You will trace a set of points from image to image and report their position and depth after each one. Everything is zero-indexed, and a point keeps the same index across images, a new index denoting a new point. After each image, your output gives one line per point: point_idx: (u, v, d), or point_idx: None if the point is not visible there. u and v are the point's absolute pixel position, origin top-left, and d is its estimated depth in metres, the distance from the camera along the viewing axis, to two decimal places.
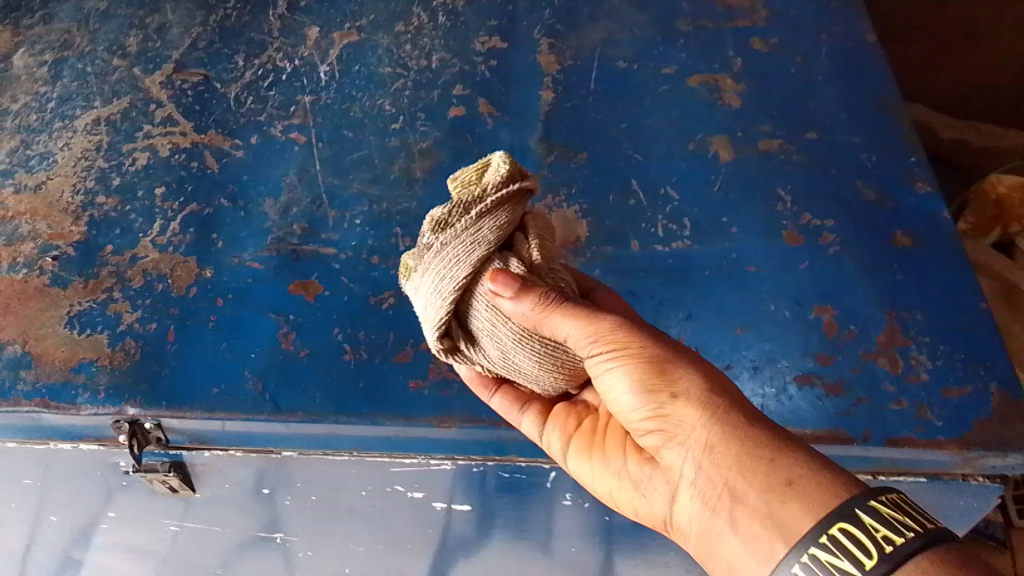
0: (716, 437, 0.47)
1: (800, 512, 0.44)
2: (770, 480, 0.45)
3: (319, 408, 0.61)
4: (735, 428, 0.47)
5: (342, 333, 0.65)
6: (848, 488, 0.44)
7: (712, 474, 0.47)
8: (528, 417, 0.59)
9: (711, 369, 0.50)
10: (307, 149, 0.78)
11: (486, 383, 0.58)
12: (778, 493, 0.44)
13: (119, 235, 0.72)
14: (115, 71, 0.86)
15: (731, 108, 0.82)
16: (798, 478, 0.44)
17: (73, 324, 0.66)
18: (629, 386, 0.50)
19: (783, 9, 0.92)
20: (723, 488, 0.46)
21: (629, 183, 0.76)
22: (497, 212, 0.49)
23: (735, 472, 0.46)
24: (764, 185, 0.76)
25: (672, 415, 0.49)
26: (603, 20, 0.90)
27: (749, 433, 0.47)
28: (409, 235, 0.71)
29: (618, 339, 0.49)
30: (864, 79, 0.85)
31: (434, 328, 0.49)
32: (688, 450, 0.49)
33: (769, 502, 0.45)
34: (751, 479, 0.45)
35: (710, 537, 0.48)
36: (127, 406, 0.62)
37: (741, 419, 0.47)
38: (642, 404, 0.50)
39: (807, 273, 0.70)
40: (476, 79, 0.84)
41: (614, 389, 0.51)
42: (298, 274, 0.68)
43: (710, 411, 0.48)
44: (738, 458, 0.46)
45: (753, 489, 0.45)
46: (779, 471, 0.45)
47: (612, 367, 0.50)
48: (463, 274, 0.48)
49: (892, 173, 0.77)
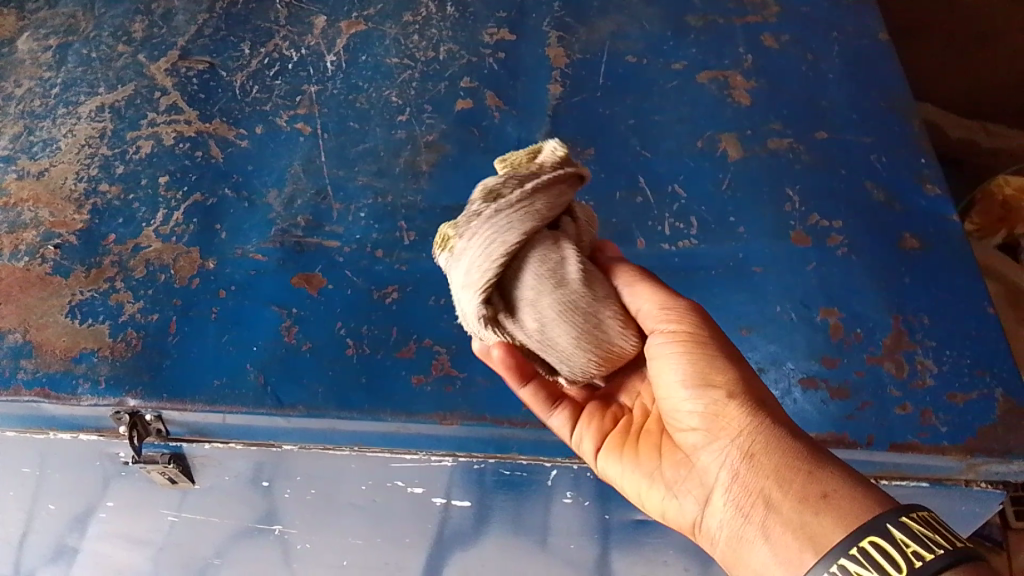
0: (760, 445, 0.50)
1: (833, 525, 0.46)
2: (806, 492, 0.48)
3: (321, 402, 0.61)
4: (779, 438, 0.50)
5: (344, 327, 0.64)
6: (880, 505, 0.46)
7: (749, 481, 0.50)
8: (557, 416, 0.58)
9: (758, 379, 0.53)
10: (313, 139, 0.78)
11: (517, 375, 0.55)
12: (812, 504, 0.47)
13: (122, 224, 0.71)
14: (120, 57, 0.85)
15: (741, 106, 0.81)
16: (833, 492, 0.47)
17: (75, 314, 0.66)
18: (683, 375, 0.52)
19: (795, 6, 0.91)
20: (759, 495, 0.49)
21: (637, 179, 0.75)
22: (551, 189, 0.51)
23: (772, 481, 0.49)
24: (773, 185, 0.75)
25: (720, 415, 0.51)
26: (613, 13, 0.89)
27: (790, 443, 0.50)
28: (414, 229, 0.70)
29: (685, 327, 0.52)
30: (875, 79, 0.84)
31: (479, 292, 0.48)
32: (729, 451, 0.51)
33: (802, 513, 0.47)
34: (787, 492, 0.48)
35: (740, 543, 0.50)
36: (127, 397, 0.61)
37: (786, 430, 0.50)
38: (692, 397, 0.52)
39: (814, 275, 0.69)
40: (484, 71, 0.83)
41: (666, 372, 0.53)
42: (302, 267, 0.68)
43: (758, 414, 0.50)
44: (777, 467, 0.49)
45: (788, 500, 0.48)
46: (815, 484, 0.48)
47: (671, 352, 0.52)
48: (514, 239, 0.49)
49: (902, 174, 0.76)
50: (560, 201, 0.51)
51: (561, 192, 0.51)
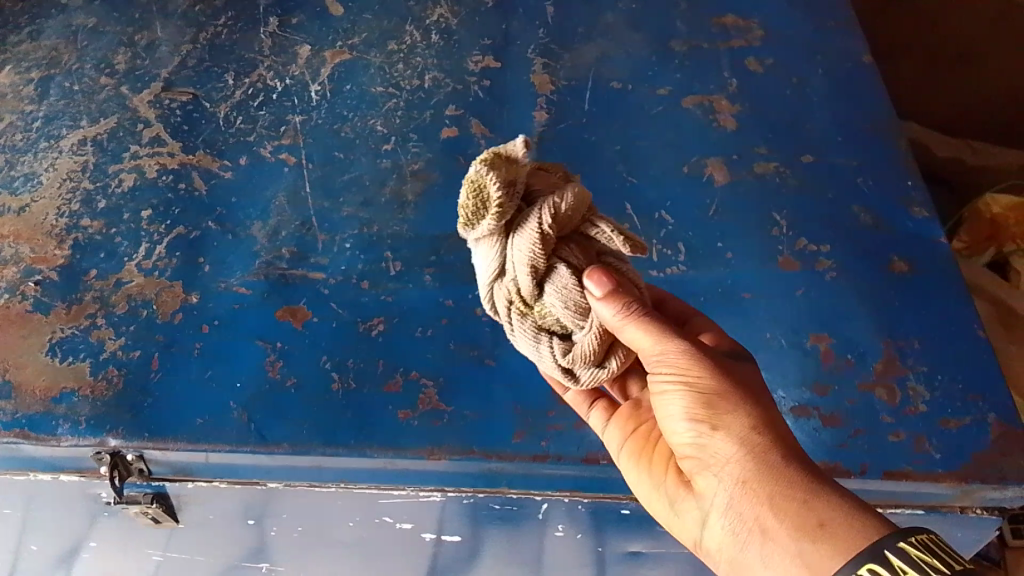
0: (750, 473, 0.48)
1: (830, 554, 0.45)
2: (801, 520, 0.46)
3: (306, 440, 0.60)
4: (770, 468, 0.48)
5: (330, 361, 0.64)
6: (877, 527, 0.45)
7: (744, 509, 0.49)
8: (595, 411, 0.59)
9: (763, 407, 0.50)
10: (297, 170, 0.77)
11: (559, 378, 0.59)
12: (808, 533, 0.46)
13: (104, 259, 0.70)
14: (103, 90, 0.84)
15: (727, 130, 0.81)
16: (830, 520, 0.45)
17: (55, 351, 0.64)
18: (682, 412, 0.51)
19: (778, 29, 0.91)
20: (754, 523, 0.48)
21: (623, 206, 0.75)
22: (484, 250, 0.49)
23: (766, 509, 0.47)
24: (759, 209, 0.75)
25: (708, 445, 0.50)
26: (597, 39, 0.89)
27: (785, 471, 0.48)
28: (400, 259, 0.70)
29: (679, 365, 0.50)
30: (859, 100, 0.84)
31: None
32: (722, 480, 0.50)
33: (799, 541, 0.46)
34: (782, 518, 0.47)
35: (741, 567, 0.50)
36: (108, 437, 0.60)
37: (779, 459, 0.48)
38: (688, 429, 0.51)
39: (803, 300, 0.69)
40: (469, 99, 0.83)
41: (667, 407, 0.52)
42: (286, 301, 0.67)
43: (749, 448, 0.49)
44: (770, 496, 0.47)
45: (784, 527, 0.46)
46: (811, 512, 0.46)
47: (671, 391, 0.51)
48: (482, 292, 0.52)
49: (887, 196, 0.76)
50: (490, 257, 0.49)
51: (487, 247, 0.48)
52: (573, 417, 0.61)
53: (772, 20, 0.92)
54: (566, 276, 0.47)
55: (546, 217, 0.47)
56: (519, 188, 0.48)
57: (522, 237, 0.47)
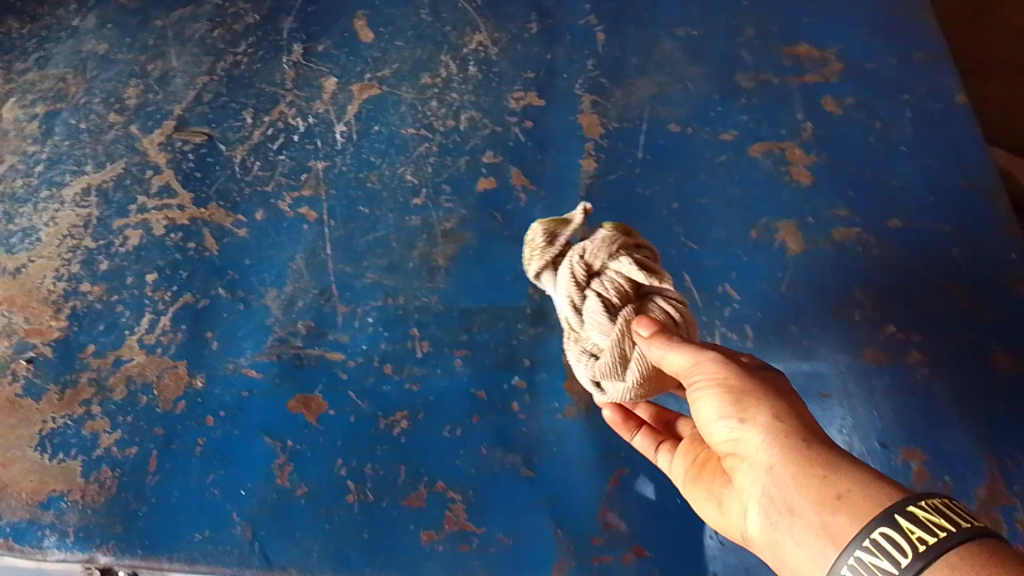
0: (774, 459, 0.39)
1: (849, 521, 0.35)
2: (820, 493, 0.37)
3: (315, 565, 0.53)
4: (794, 451, 0.39)
5: (345, 467, 0.56)
6: (893, 495, 0.36)
7: (770, 500, 0.39)
8: (663, 453, 0.52)
9: (791, 401, 0.42)
10: (318, 226, 0.70)
11: (625, 420, 0.54)
12: (827, 505, 0.37)
13: (103, 333, 0.64)
14: (110, 129, 0.78)
15: (801, 186, 0.71)
16: (850, 491, 0.36)
17: (45, 447, 0.59)
18: (714, 420, 0.42)
19: (860, 61, 0.80)
20: (781, 509, 0.39)
21: (682, 277, 0.67)
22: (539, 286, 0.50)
23: (790, 488, 0.38)
24: (839, 286, 0.65)
25: (738, 445, 0.41)
26: (653, 72, 0.80)
27: (810, 453, 0.39)
28: (427, 338, 0.62)
29: (706, 371, 0.42)
30: (956, 147, 0.73)
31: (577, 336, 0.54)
32: (752, 477, 0.40)
33: (818, 514, 0.37)
34: (805, 493, 0.38)
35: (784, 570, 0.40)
36: (98, 553, 0.55)
37: (802, 442, 0.39)
38: (719, 436, 0.42)
39: (887, 403, 0.60)
40: (509, 143, 0.75)
41: (698, 421, 0.43)
42: (299, 388, 0.60)
43: (775, 435, 0.40)
44: (792, 475, 0.38)
45: (805, 501, 0.37)
46: (829, 484, 0.37)
47: (699, 400, 0.43)
48: None
49: (990, 271, 0.65)
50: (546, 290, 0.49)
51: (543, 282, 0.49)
52: (621, 547, 0.53)
53: (853, 50, 0.81)
54: (594, 310, 0.44)
55: (575, 257, 0.46)
56: (562, 244, 0.48)
57: (563, 274, 0.46)
